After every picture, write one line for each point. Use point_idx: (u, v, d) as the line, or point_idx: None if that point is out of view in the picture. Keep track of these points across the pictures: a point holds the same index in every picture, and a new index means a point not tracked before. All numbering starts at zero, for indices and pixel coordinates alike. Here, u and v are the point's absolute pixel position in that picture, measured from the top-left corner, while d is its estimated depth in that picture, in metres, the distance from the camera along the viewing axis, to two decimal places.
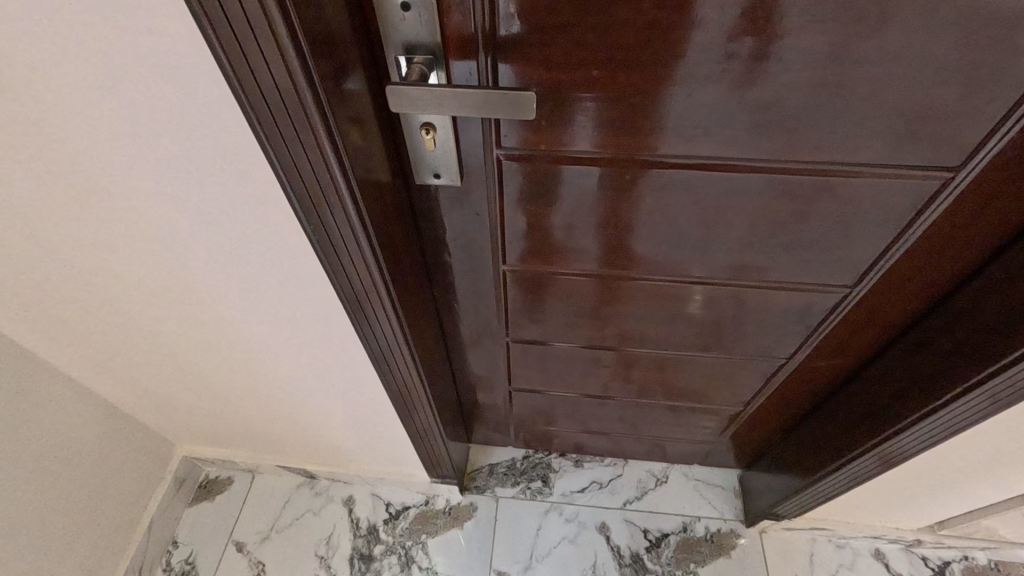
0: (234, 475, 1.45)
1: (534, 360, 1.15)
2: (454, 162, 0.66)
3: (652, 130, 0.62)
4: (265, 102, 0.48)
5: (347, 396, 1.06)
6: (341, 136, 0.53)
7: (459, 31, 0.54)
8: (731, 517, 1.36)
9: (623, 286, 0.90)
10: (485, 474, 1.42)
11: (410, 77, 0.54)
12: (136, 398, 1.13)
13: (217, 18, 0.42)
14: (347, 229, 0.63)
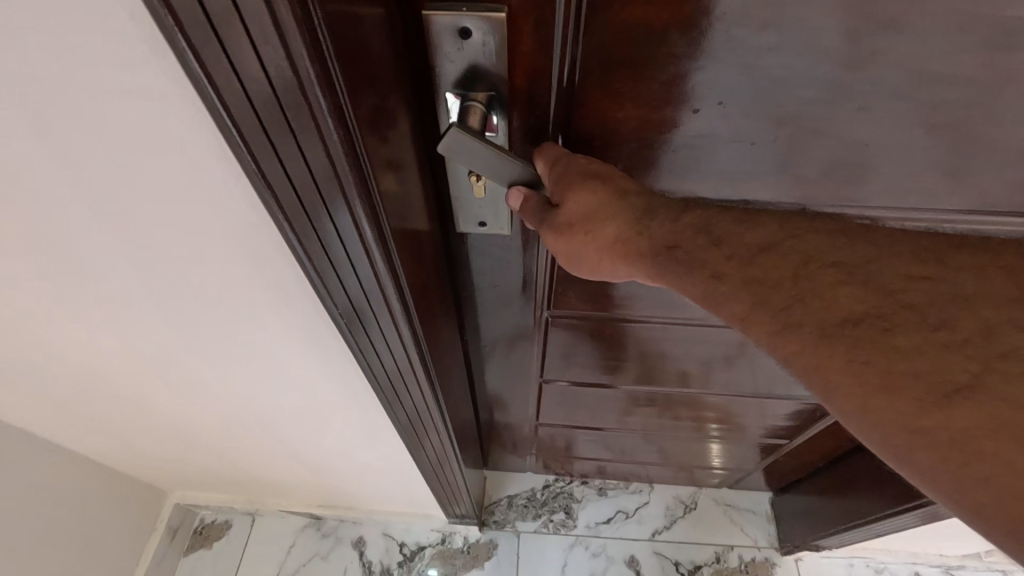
0: (232, 517, 1.34)
1: (562, 395, 1.06)
2: (503, 210, 0.57)
3: (762, 171, 0.51)
4: (286, 171, 0.36)
5: (363, 442, 0.96)
6: (385, 205, 0.42)
7: (525, 77, 0.44)
8: (765, 544, 1.30)
9: (674, 326, 0.81)
10: (504, 507, 1.33)
11: (469, 119, 0.43)
12: (123, 454, 1.01)
13: (231, 83, 0.29)
14: (380, 300, 0.51)
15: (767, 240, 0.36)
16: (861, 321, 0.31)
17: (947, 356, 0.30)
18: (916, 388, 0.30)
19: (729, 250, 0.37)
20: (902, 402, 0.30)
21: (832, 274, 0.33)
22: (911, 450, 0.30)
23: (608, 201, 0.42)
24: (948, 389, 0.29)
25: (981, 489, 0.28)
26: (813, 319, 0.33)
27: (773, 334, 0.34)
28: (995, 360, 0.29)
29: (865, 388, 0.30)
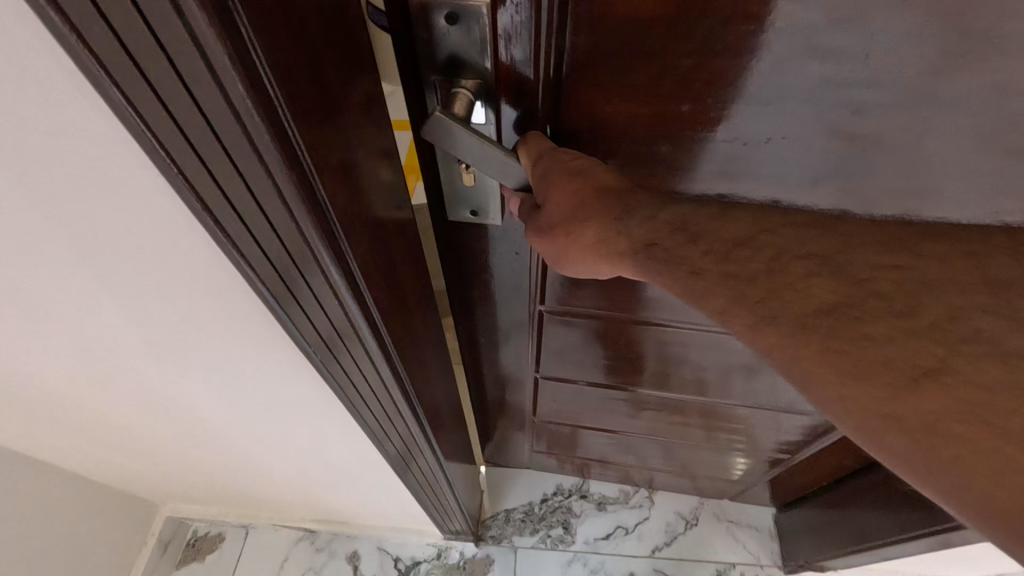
0: (226, 530, 1.32)
1: (562, 406, 1.03)
2: (496, 200, 0.53)
3: (793, 166, 0.45)
4: (253, 246, 0.31)
5: (354, 462, 0.93)
6: (361, 246, 0.37)
7: (511, 71, 0.40)
8: (767, 562, 1.27)
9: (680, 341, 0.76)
10: (501, 521, 1.30)
11: (455, 105, 0.40)
12: (110, 471, 0.99)
13: (177, 130, 0.24)
14: (369, 360, 0.46)
15: (743, 234, 0.34)
16: (831, 311, 0.30)
17: (918, 340, 0.28)
18: (890, 375, 0.27)
19: (706, 246, 0.35)
20: (878, 389, 0.27)
21: (804, 263, 0.31)
22: (883, 432, 0.27)
23: (581, 198, 0.38)
24: (916, 371, 0.27)
25: (955, 470, 0.25)
26: (788, 310, 0.30)
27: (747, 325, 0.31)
28: (961, 343, 0.27)
29: (833, 368, 0.28)
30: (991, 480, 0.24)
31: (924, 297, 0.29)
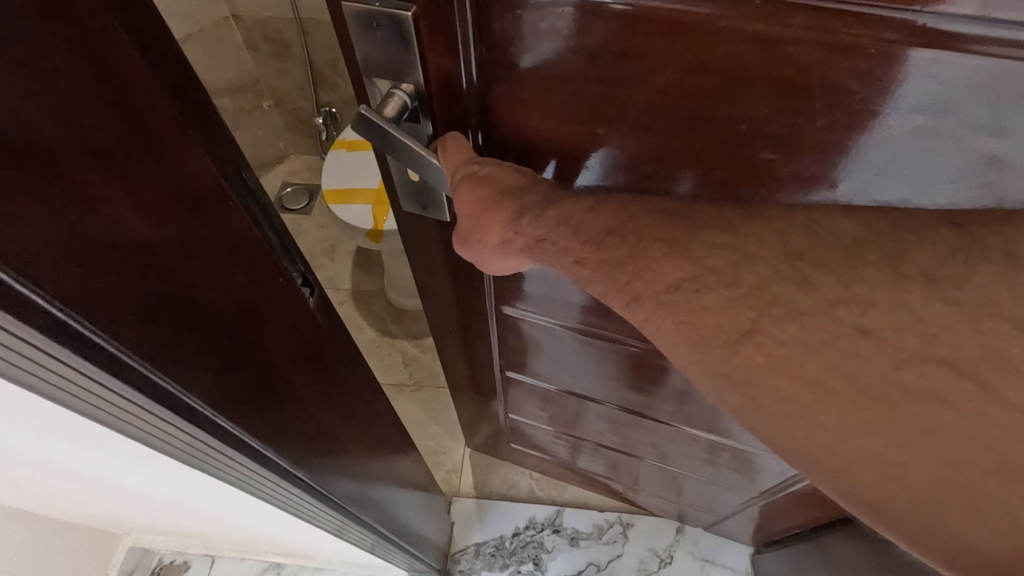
0: (191, 559, 1.29)
1: (539, 432, 0.99)
2: (444, 202, 0.47)
3: (922, 163, 0.35)
4: (55, 390, 0.27)
5: None
6: (206, 373, 0.33)
7: (441, 77, 0.37)
8: None
9: (654, 373, 0.68)
10: (471, 555, 1.14)
11: (385, 107, 0.38)
12: (64, 511, 0.96)
13: None
14: (255, 468, 0.42)
15: (609, 225, 0.37)
16: (675, 289, 0.34)
17: (732, 309, 0.32)
18: (712, 331, 0.33)
19: (584, 237, 0.37)
20: (702, 349, 0.33)
21: (662, 247, 0.35)
22: (722, 389, 0.33)
23: (486, 215, 0.39)
24: (738, 333, 0.32)
25: (771, 421, 0.31)
26: (647, 291, 0.34)
27: (624, 305, 0.36)
28: (768, 309, 0.32)
29: (670, 328, 0.34)
30: (798, 432, 0.31)
31: (740, 269, 0.33)
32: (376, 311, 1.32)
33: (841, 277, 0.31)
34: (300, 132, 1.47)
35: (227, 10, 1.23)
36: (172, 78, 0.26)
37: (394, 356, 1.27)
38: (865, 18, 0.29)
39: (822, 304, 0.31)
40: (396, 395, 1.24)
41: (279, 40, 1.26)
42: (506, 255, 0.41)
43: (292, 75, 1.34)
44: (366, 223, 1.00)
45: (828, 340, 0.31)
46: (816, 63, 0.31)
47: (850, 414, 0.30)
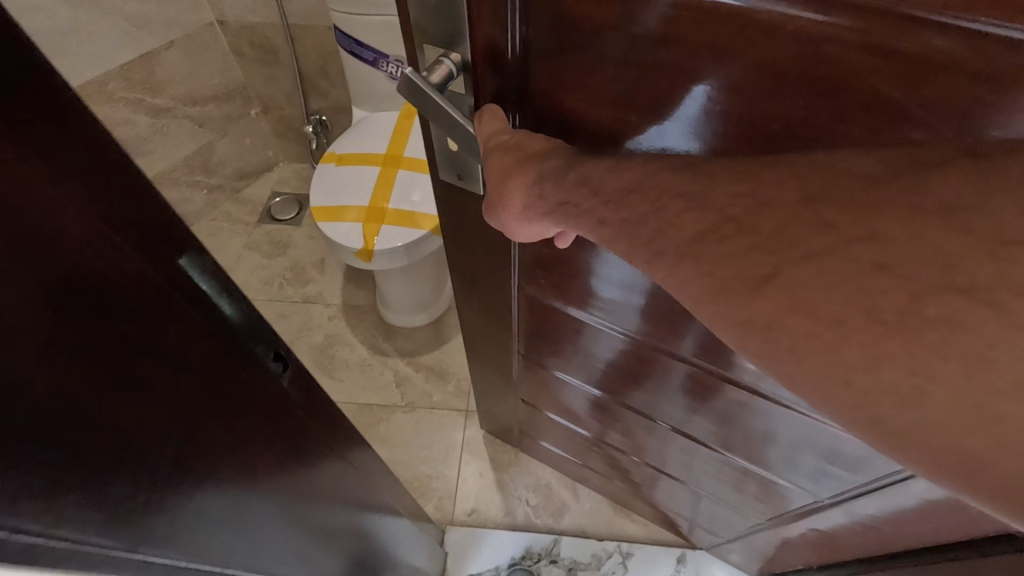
0: None
1: (557, 431, 0.93)
2: (477, 174, 0.48)
3: None
4: None
5: None
6: (98, 492, 0.26)
7: (485, 48, 0.38)
8: None
9: (694, 387, 0.61)
10: None
11: (432, 74, 0.41)
12: None
13: None
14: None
15: (631, 180, 0.32)
16: (698, 240, 0.29)
17: (747, 254, 0.27)
18: (736, 282, 0.27)
19: (607, 195, 0.33)
20: (736, 303, 0.27)
21: (681, 200, 0.30)
22: (762, 347, 0.27)
23: (509, 175, 0.39)
24: (756, 281, 0.27)
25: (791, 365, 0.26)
26: (666, 244, 0.30)
27: (645, 264, 0.32)
28: (791, 250, 0.26)
29: (705, 288, 0.28)
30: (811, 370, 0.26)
31: (753, 217, 0.27)
32: (366, 328, 1.27)
33: (858, 213, 0.25)
34: (290, 139, 1.46)
35: (212, 15, 1.20)
36: (28, 143, 0.21)
37: (384, 376, 1.21)
38: (906, 19, 0.26)
39: (844, 243, 0.25)
40: (387, 416, 1.16)
41: (265, 45, 1.24)
42: (531, 227, 0.41)
43: (280, 82, 1.32)
44: (355, 244, 0.98)
45: (848, 279, 0.25)
46: (855, 63, 0.29)
47: (880, 353, 0.24)
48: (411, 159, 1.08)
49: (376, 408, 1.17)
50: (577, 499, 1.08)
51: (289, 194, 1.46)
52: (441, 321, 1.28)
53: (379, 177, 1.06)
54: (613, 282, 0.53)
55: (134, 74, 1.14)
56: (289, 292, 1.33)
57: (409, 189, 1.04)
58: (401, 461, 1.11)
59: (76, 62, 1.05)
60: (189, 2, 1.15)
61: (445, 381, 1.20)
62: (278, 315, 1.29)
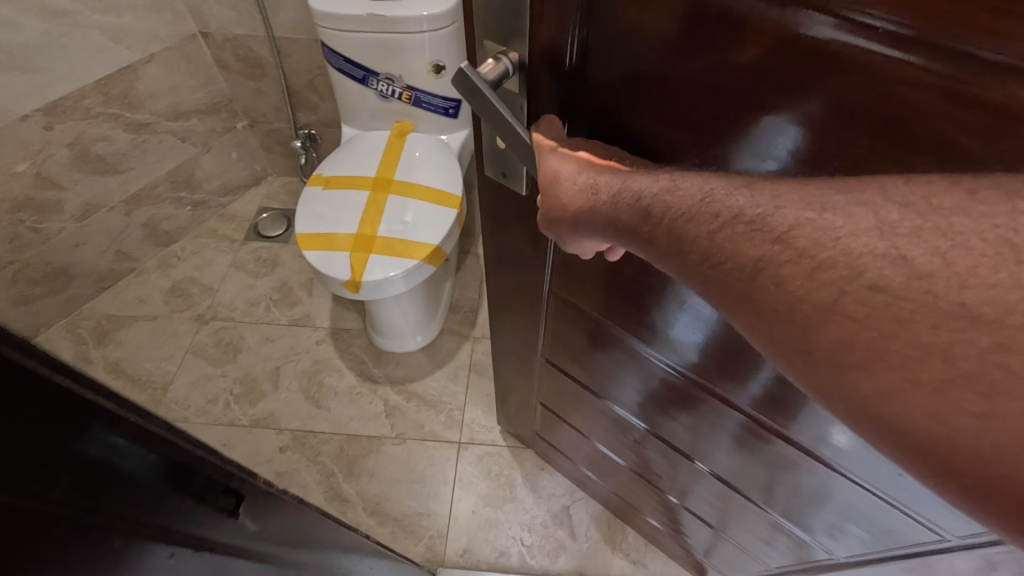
0: None
1: (576, 446, 0.90)
2: (523, 175, 0.47)
3: None
4: None
5: None
6: None
7: (544, 48, 0.38)
8: None
9: (739, 436, 0.57)
10: None
11: (489, 70, 0.40)
12: None
13: None
14: None
15: (681, 205, 0.30)
16: (760, 272, 0.27)
17: (813, 287, 0.26)
18: (803, 314, 0.26)
19: (661, 216, 0.31)
20: (810, 340, 0.26)
21: (743, 225, 0.28)
22: (831, 381, 0.26)
23: (557, 189, 0.38)
24: (814, 311, 0.26)
25: (837, 389, 0.26)
26: (724, 271, 0.29)
27: (701, 286, 0.30)
28: (852, 281, 0.24)
29: (766, 314, 0.27)
30: (856, 397, 0.25)
31: (821, 248, 0.25)
32: (356, 353, 1.24)
33: (934, 246, 0.23)
34: (278, 152, 1.44)
35: (195, 28, 1.18)
36: None
37: (374, 406, 1.17)
38: (986, 65, 0.24)
39: (916, 281, 0.23)
40: (378, 447, 1.12)
41: (251, 59, 1.22)
42: (580, 237, 0.39)
43: (267, 96, 1.30)
44: (342, 274, 0.96)
45: (929, 321, 0.23)
46: (928, 105, 0.26)
47: (938, 392, 0.23)
48: (400, 183, 1.06)
49: (365, 439, 1.13)
50: (574, 537, 1.01)
51: (276, 211, 1.45)
52: (434, 344, 1.25)
53: (368, 204, 1.03)
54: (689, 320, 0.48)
55: (112, 89, 1.11)
56: (277, 314, 1.29)
57: (399, 213, 1.02)
58: (392, 498, 1.06)
59: (52, 77, 1.02)
60: (170, 14, 1.13)
61: (438, 411, 1.16)
62: (265, 338, 1.26)
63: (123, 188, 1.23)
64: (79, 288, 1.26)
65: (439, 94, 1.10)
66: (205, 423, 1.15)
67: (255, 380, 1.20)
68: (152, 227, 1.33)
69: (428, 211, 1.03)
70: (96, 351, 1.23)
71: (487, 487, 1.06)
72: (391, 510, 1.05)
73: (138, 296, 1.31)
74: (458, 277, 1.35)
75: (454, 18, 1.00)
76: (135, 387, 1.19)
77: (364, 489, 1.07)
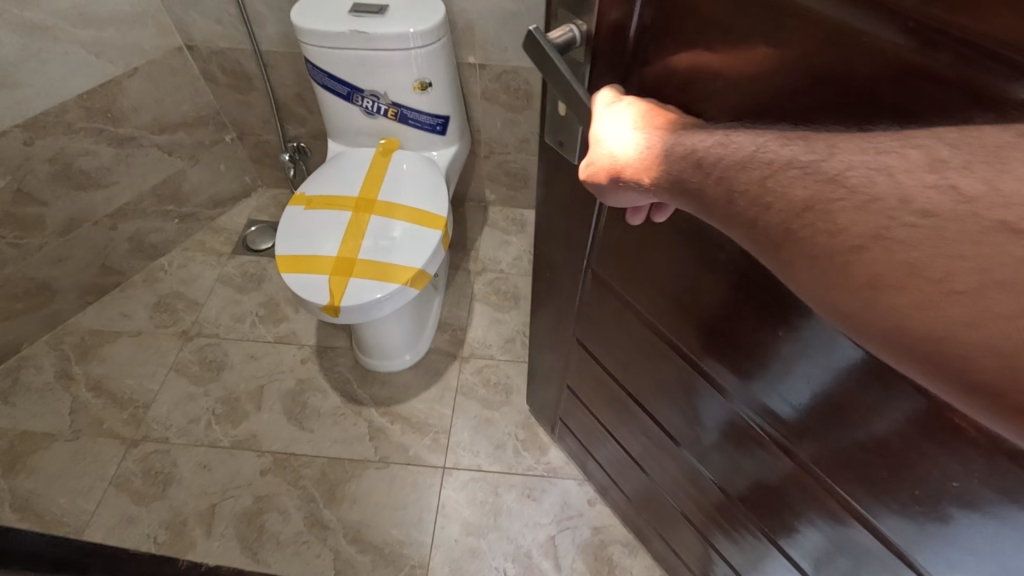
0: None
1: (614, 457, 0.89)
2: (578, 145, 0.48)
3: None
4: None
5: None
6: None
7: (611, 27, 0.40)
8: None
9: (791, 492, 0.53)
10: None
11: (556, 37, 0.41)
12: None
13: None
14: None
15: (729, 152, 0.29)
16: (807, 210, 0.25)
17: (857, 215, 0.23)
18: (842, 240, 0.24)
19: (709, 163, 0.30)
20: (848, 271, 0.24)
21: (796, 169, 0.26)
22: (872, 311, 0.23)
23: (595, 146, 0.38)
24: (853, 238, 0.24)
25: (861, 308, 0.24)
26: (771, 215, 0.27)
27: (744, 232, 0.29)
28: (900, 207, 0.22)
29: (807, 252, 0.25)
30: (882, 315, 0.23)
31: (878, 183, 0.23)
32: (342, 371, 1.23)
33: (986, 174, 0.21)
34: (267, 164, 1.44)
35: (181, 40, 1.18)
36: None
37: (357, 428, 1.15)
38: None
39: (962, 205, 0.21)
40: (362, 471, 1.10)
41: (238, 71, 1.22)
42: (632, 196, 0.38)
43: (255, 108, 1.30)
44: (321, 299, 0.95)
45: (976, 240, 0.21)
46: (928, 93, 0.26)
47: (971, 304, 0.21)
48: (384, 204, 1.06)
49: (347, 463, 1.11)
50: (560, 570, 0.98)
51: (264, 223, 1.45)
52: (422, 361, 1.24)
53: (350, 223, 1.03)
54: (802, 390, 0.44)
55: (95, 103, 1.10)
56: (262, 329, 1.28)
57: (386, 230, 1.02)
58: (373, 525, 1.04)
59: (31, 92, 1.00)
60: (155, 27, 1.12)
61: (422, 434, 1.14)
62: (250, 355, 1.24)
63: (106, 203, 1.21)
64: (63, 303, 1.25)
65: (425, 111, 1.11)
66: (185, 444, 1.12)
67: (238, 399, 1.18)
68: (138, 241, 1.32)
69: (411, 230, 1.03)
70: (79, 367, 1.22)
71: (471, 515, 1.04)
72: (372, 537, 1.02)
73: (123, 311, 1.30)
74: (447, 293, 1.35)
75: (440, 34, 1.02)
76: (118, 406, 1.17)
77: (345, 515, 1.05)
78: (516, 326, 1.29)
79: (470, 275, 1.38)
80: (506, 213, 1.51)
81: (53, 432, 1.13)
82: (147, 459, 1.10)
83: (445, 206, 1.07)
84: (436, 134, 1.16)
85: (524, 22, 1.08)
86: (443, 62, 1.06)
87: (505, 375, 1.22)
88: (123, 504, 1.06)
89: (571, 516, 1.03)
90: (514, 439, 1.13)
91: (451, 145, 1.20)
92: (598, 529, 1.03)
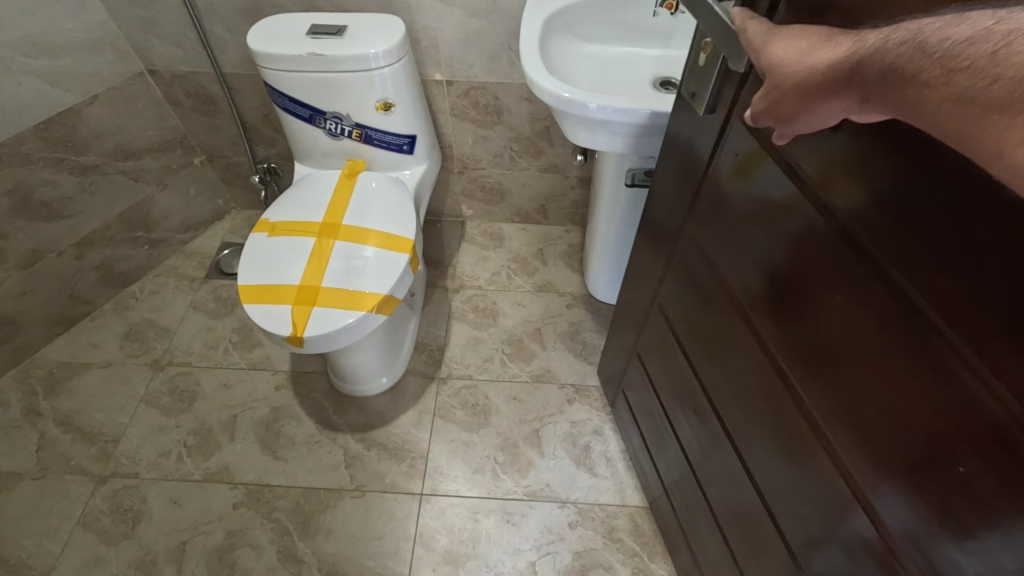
0: None
1: (685, 488, 0.87)
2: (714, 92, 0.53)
3: None
4: None
5: None
6: None
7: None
8: None
9: None
10: None
11: None
12: None
13: None
14: None
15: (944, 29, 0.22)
16: None
17: None
18: None
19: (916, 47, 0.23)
20: None
21: None
22: None
23: (775, 63, 0.33)
24: None
25: None
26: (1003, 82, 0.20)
27: (954, 121, 0.22)
28: None
29: None
30: None
31: None
32: (316, 399, 1.21)
33: None
34: (239, 186, 1.43)
35: (143, 66, 1.17)
36: None
37: (332, 456, 1.14)
38: None
39: None
40: (337, 501, 1.08)
41: (203, 95, 1.21)
42: (804, 120, 0.32)
43: (222, 131, 1.29)
44: (284, 330, 0.94)
45: None
46: None
47: None
48: (349, 229, 1.06)
49: (322, 492, 1.09)
50: None
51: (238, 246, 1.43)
52: (400, 383, 1.24)
53: (313, 250, 1.03)
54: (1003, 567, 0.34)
55: (53, 133, 1.08)
56: (235, 356, 1.26)
57: (356, 251, 1.03)
58: (349, 558, 1.02)
59: None
60: (114, 53, 1.11)
61: (399, 460, 1.13)
62: (223, 384, 1.22)
63: (71, 231, 1.19)
64: (28, 336, 1.21)
65: (390, 132, 1.13)
66: (156, 479, 1.09)
67: (210, 430, 1.16)
68: (107, 269, 1.29)
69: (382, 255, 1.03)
70: (46, 403, 1.17)
71: (447, 544, 1.04)
72: (347, 570, 1.01)
73: (92, 341, 1.26)
74: (425, 312, 1.36)
75: (401, 54, 1.04)
76: (86, 441, 1.13)
77: (319, 548, 1.03)
78: (494, 345, 1.30)
79: (447, 292, 1.40)
80: (483, 228, 1.53)
81: (17, 470, 1.09)
82: (116, 496, 1.07)
83: (413, 229, 1.08)
84: (404, 154, 1.18)
85: (487, 40, 1.11)
86: (407, 83, 1.08)
87: (484, 397, 1.22)
88: (92, 544, 1.02)
89: (549, 541, 1.04)
90: (493, 462, 1.13)
91: (421, 163, 1.22)
92: (579, 553, 1.03)
